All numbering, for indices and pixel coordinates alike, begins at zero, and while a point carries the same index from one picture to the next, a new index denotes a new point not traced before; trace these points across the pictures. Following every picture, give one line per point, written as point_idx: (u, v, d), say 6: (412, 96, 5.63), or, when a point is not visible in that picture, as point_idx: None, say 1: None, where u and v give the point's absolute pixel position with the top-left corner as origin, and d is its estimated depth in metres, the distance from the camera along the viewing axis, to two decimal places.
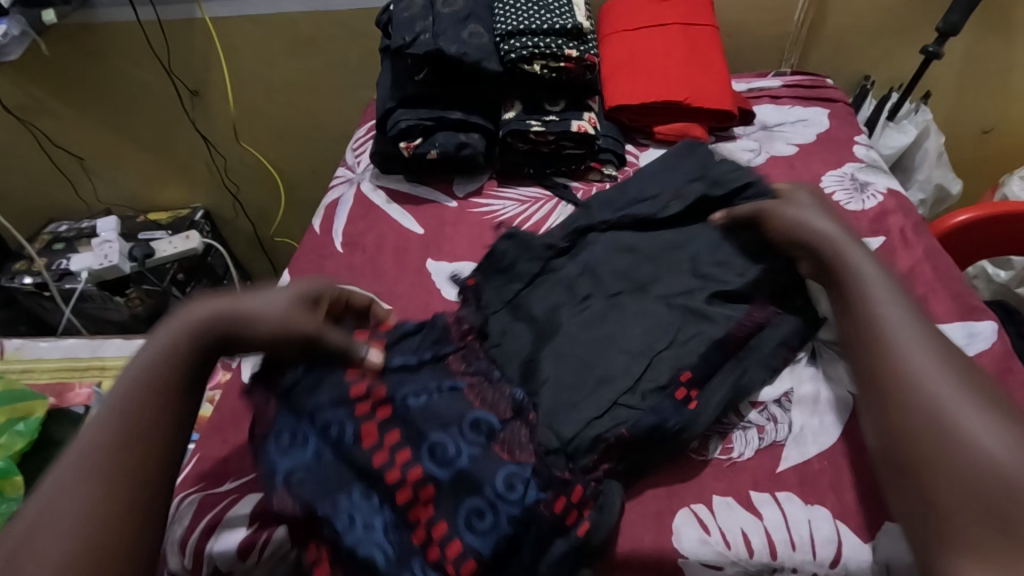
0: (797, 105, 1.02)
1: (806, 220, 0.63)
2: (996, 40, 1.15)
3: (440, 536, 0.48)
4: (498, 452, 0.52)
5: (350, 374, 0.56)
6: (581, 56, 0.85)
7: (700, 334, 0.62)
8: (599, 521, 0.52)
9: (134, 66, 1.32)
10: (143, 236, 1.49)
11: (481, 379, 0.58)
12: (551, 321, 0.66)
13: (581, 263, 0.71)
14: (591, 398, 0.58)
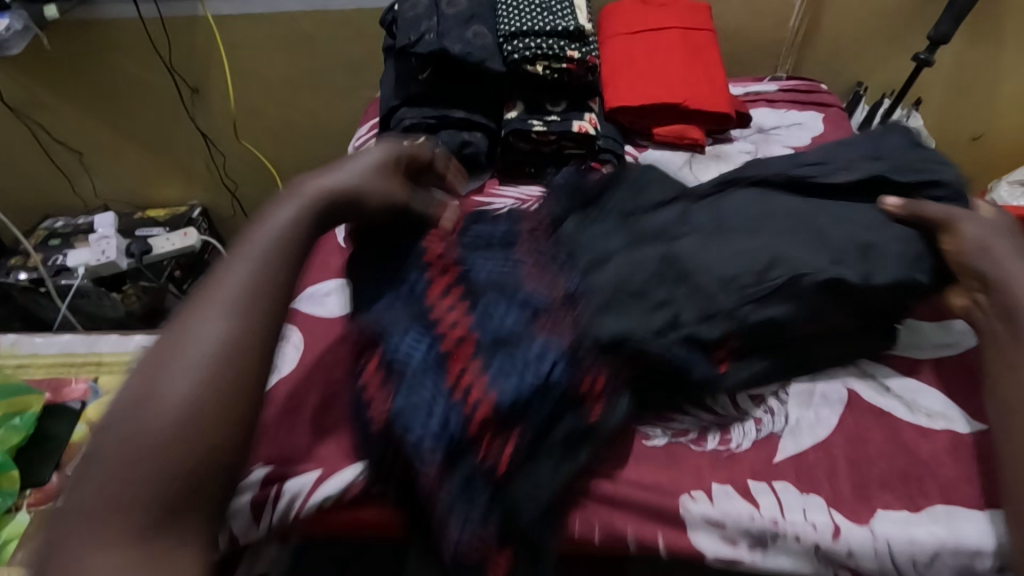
0: (792, 108, 1.04)
1: (991, 244, 0.61)
2: (985, 48, 1.18)
3: (473, 373, 0.55)
4: (541, 324, 0.58)
5: (431, 240, 0.67)
6: (583, 58, 0.87)
7: (777, 295, 0.59)
8: (609, 413, 0.57)
9: (135, 62, 1.32)
10: (141, 233, 1.49)
11: (548, 262, 0.66)
12: (641, 227, 0.68)
13: (713, 204, 0.70)
14: (642, 312, 0.60)
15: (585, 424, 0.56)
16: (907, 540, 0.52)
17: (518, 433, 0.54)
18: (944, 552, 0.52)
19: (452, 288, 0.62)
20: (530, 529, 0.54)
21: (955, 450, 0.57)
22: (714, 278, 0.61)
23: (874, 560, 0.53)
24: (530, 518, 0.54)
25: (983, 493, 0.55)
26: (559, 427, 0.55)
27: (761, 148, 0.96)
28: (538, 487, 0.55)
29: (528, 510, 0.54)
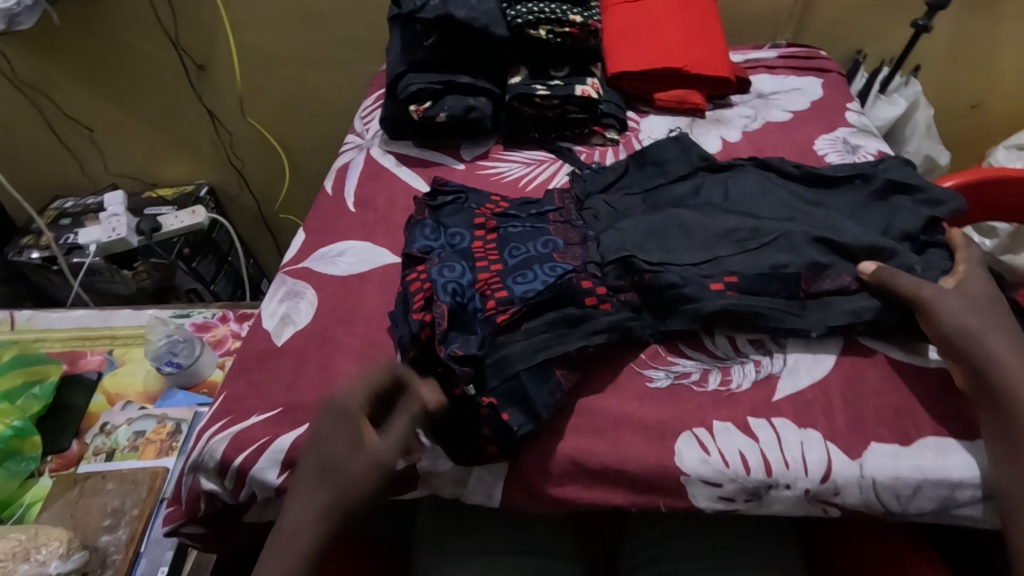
0: (791, 74, 1.06)
1: (968, 325, 0.57)
2: (982, 15, 1.19)
3: (491, 279, 0.66)
4: (555, 256, 0.68)
5: (478, 212, 0.76)
6: (585, 22, 0.89)
7: (776, 245, 0.66)
8: (609, 315, 0.64)
9: (143, 39, 1.34)
10: (150, 212, 1.51)
11: (565, 223, 0.74)
12: (653, 196, 0.78)
13: (722, 178, 0.78)
14: (642, 243, 0.68)
15: (580, 315, 0.63)
16: (895, 458, 0.56)
17: (519, 310, 0.63)
18: (927, 485, 0.56)
19: (488, 234, 0.72)
20: (515, 385, 0.59)
21: (944, 387, 0.60)
22: (712, 233, 0.69)
23: (861, 490, 0.56)
24: (519, 373, 0.59)
25: (968, 428, 0.57)
26: (555, 316, 0.63)
27: (761, 113, 0.97)
28: (529, 352, 0.60)
29: (520, 364, 0.59)
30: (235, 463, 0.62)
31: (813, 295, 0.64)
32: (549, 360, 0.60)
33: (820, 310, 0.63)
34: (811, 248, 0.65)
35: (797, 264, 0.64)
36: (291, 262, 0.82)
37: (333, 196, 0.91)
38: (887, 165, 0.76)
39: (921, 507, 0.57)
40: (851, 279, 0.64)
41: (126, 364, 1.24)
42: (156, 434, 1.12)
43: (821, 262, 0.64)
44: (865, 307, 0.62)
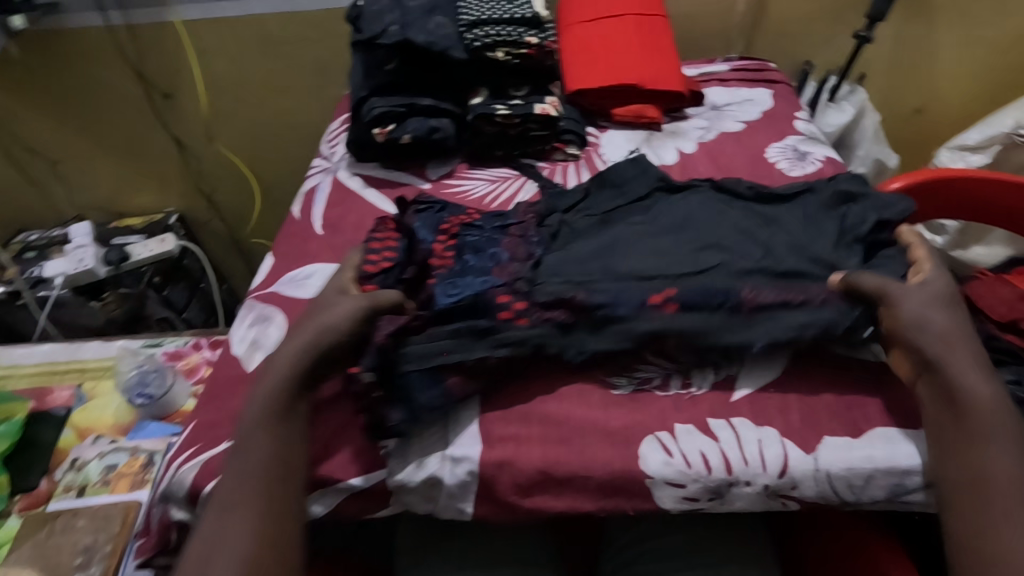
0: (743, 86, 1.10)
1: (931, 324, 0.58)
2: (920, 23, 1.26)
3: (431, 280, 0.68)
4: (496, 272, 0.69)
5: (446, 218, 0.78)
6: (541, 43, 0.92)
7: (723, 265, 0.67)
8: (526, 332, 0.63)
9: (104, 70, 1.34)
10: (118, 241, 1.49)
11: (520, 239, 0.74)
12: (611, 214, 0.79)
13: (680, 198, 0.79)
14: (586, 264, 0.70)
15: (489, 327, 0.63)
16: (847, 450, 0.59)
17: (431, 314, 0.64)
18: (878, 476, 0.58)
19: (449, 239, 0.74)
20: (404, 383, 0.61)
21: (892, 382, 0.63)
22: (652, 254, 0.70)
23: (816, 483, 0.59)
24: (410, 373, 0.61)
25: (916, 417, 0.61)
26: (461, 324, 0.63)
27: (715, 124, 1.01)
28: (428, 354, 0.62)
29: (412, 365, 0.61)
30: (204, 490, 0.62)
31: (756, 309, 0.64)
32: (443, 367, 0.61)
33: (763, 323, 0.63)
34: (752, 273, 0.66)
35: (740, 283, 0.65)
36: (260, 286, 0.82)
37: (301, 220, 0.92)
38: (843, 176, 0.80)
39: (875, 496, 0.59)
40: (795, 291, 0.64)
41: (95, 399, 1.22)
42: (129, 467, 1.09)
43: (759, 282, 0.65)
44: (810, 324, 0.62)
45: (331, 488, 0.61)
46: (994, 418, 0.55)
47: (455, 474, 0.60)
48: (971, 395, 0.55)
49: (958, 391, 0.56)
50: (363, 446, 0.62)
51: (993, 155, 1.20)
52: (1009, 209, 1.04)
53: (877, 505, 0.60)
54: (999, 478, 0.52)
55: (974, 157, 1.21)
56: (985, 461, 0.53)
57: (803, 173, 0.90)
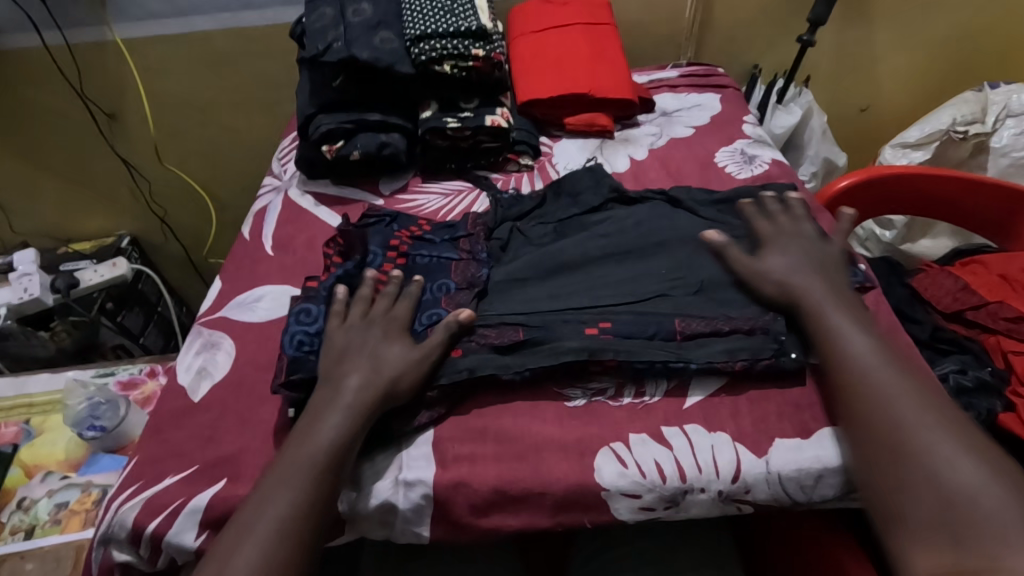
0: (692, 92, 1.12)
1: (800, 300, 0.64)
2: (859, 27, 1.30)
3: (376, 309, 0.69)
4: (442, 301, 0.69)
5: (395, 234, 0.78)
6: (488, 56, 0.91)
7: (663, 298, 0.69)
8: (460, 362, 0.63)
9: (45, 92, 1.29)
10: (65, 268, 1.43)
11: (469, 257, 0.75)
12: (560, 230, 0.80)
13: (626, 211, 0.80)
14: (531, 291, 0.71)
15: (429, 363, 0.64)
16: (797, 450, 0.60)
17: None
18: (827, 475, 0.59)
19: (398, 258, 0.75)
20: None
21: None
22: (591, 282, 0.71)
23: (769, 484, 0.59)
24: None
25: None
26: None
27: (665, 130, 1.03)
28: None
29: None
30: (147, 530, 0.59)
31: (685, 337, 0.65)
32: None
33: (694, 348, 0.64)
34: (685, 300, 0.68)
35: (671, 313, 0.67)
36: (208, 311, 0.80)
37: (251, 241, 0.90)
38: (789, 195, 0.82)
39: (825, 495, 0.60)
40: (723, 322, 0.66)
41: (44, 433, 1.16)
42: (80, 504, 1.03)
43: (691, 313, 0.67)
44: (736, 348, 0.63)
45: None
46: (871, 353, 0.59)
47: (408, 498, 0.59)
48: (850, 337, 0.61)
49: (840, 336, 0.61)
50: None
51: (932, 151, 1.24)
52: (946, 201, 1.07)
53: (827, 503, 0.61)
54: (898, 401, 0.56)
55: (915, 154, 1.25)
56: (875, 393, 0.57)
57: (750, 175, 0.92)
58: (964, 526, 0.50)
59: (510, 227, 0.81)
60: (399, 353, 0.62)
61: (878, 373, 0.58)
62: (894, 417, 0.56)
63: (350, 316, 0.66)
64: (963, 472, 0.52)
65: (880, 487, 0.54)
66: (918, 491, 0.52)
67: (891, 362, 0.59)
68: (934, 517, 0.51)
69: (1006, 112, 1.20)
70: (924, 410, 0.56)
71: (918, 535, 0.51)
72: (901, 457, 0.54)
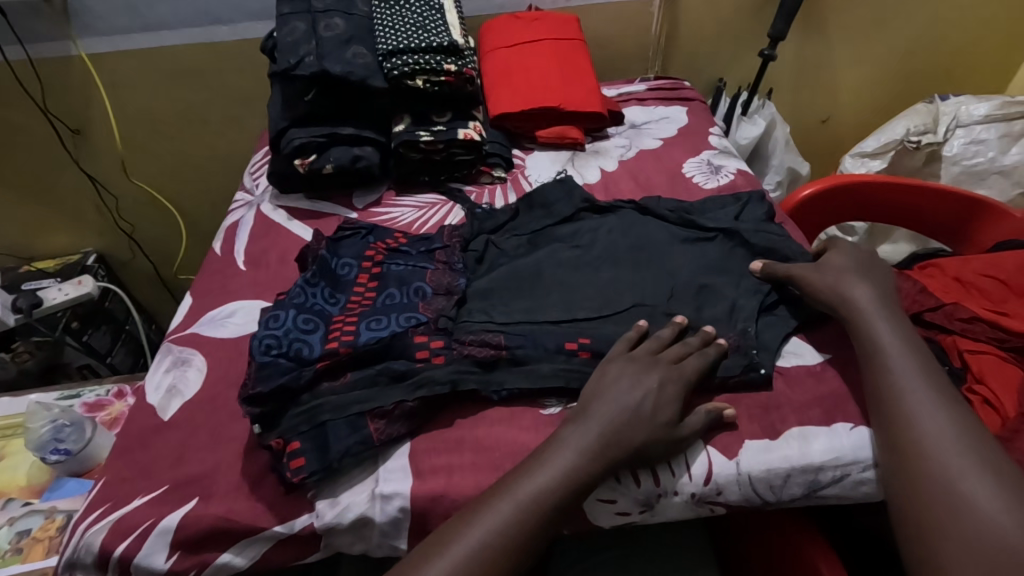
0: (659, 105, 1.15)
1: (856, 312, 0.66)
2: (818, 42, 1.35)
3: (353, 318, 0.69)
4: (419, 306, 0.70)
5: (372, 247, 0.79)
6: (460, 70, 0.92)
7: (641, 309, 0.70)
8: (438, 370, 0.64)
9: (6, 107, 1.26)
10: (28, 286, 1.39)
11: (445, 267, 0.77)
12: (539, 239, 0.81)
13: (597, 220, 0.82)
14: (518, 301, 0.72)
15: (406, 369, 0.64)
16: (765, 449, 0.61)
17: (353, 354, 0.64)
18: (794, 474, 0.61)
19: (373, 268, 0.76)
20: (323, 432, 0.60)
21: (805, 379, 0.66)
22: (571, 293, 0.72)
23: (740, 484, 0.61)
24: (327, 422, 0.60)
25: (826, 412, 0.64)
26: (377, 370, 0.64)
27: (634, 142, 1.05)
28: (345, 403, 0.61)
29: (330, 415, 0.61)
30: (115, 553, 0.58)
31: None
32: (362, 412, 0.61)
33: None
34: (658, 305, 0.70)
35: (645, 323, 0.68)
36: (178, 328, 0.78)
37: (222, 256, 0.89)
38: (751, 209, 0.85)
39: (793, 493, 0.62)
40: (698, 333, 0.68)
41: (6, 458, 1.12)
42: (44, 531, 0.99)
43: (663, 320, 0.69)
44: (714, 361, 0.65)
45: (255, 536, 0.59)
46: (915, 377, 0.60)
47: (384, 511, 0.59)
48: (898, 360, 0.61)
49: (886, 356, 0.62)
50: (285, 488, 0.60)
51: (889, 160, 1.30)
52: (907, 208, 1.11)
53: (796, 502, 0.63)
54: (936, 425, 0.57)
55: (873, 163, 1.30)
56: (913, 415, 0.58)
57: (717, 185, 0.94)
58: (980, 556, 0.50)
59: (485, 239, 0.82)
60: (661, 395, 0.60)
61: (915, 387, 0.59)
62: (925, 433, 0.57)
63: (293, 320, 0.67)
64: (992, 503, 0.52)
65: (904, 506, 0.55)
66: (946, 507, 0.53)
67: (936, 389, 0.59)
68: (964, 534, 0.51)
69: (956, 123, 1.26)
70: (963, 440, 0.56)
71: (948, 548, 0.52)
72: (927, 472, 0.55)
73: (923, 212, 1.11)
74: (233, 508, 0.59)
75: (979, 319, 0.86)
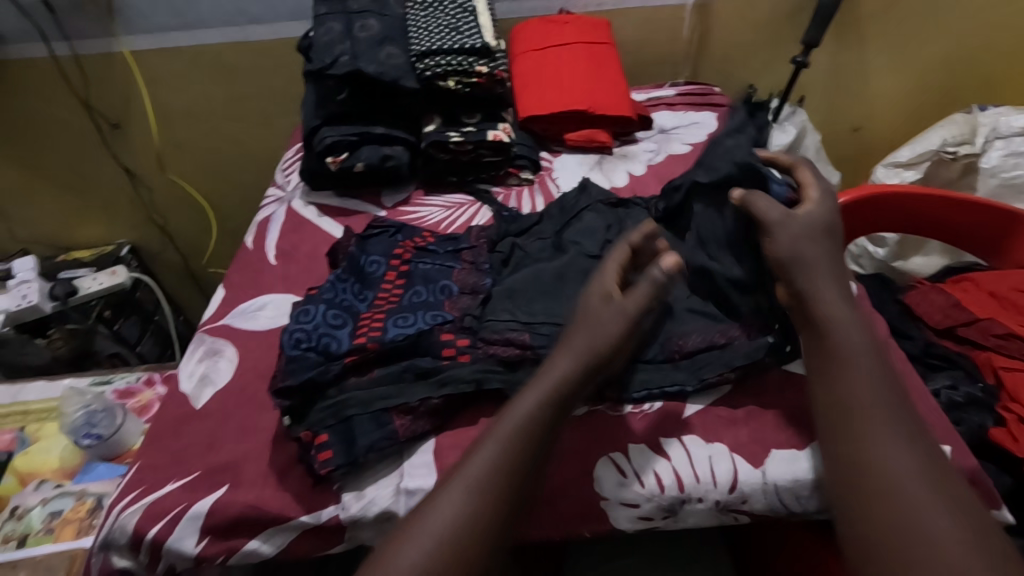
0: (689, 110, 1.14)
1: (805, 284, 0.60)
2: (852, 49, 1.33)
3: (380, 315, 0.70)
4: (445, 305, 0.71)
5: (401, 245, 0.80)
6: (491, 72, 0.93)
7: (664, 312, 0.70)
8: (461, 370, 0.64)
9: (49, 100, 1.31)
10: (64, 275, 1.44)
11: (471, 267, 0.77)
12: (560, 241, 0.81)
13: (622, 223, 0.82)
14: (541, 303, 0.71)
15: (432, 366, 0.65)
16: (793, 458, 0.61)
17: (380, 350, 0.65)
18: None
19: (400, 266, 0.77)
20: (349, 427, 0.61)
21: None
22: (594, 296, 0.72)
23: (765, 494, 0.60)
24: (352, 418, 0.61)
25: None
26: (403, 366, 0.65)
27: (663, 147, 1.05)
28: (371, 398, 0.62)
29: (356, 409, 0.62)
30: (148, 535, 0.60)
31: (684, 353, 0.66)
32: (387, 408, 0.62)
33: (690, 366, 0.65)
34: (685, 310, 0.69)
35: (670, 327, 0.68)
36: (211, 319, 0.80)
37: (254, 250, 0.91)
38: (730, 141, 0.72)
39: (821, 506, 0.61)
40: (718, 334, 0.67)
41: (40, 441, 1.15)
42: (75, 513, 1.02)
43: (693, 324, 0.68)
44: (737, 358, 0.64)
45: (282, 525, 0.60)
46: (875, 389, 0.55)
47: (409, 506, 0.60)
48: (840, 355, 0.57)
49: (848, 361, 0.56)
50: (312, 480, 0.61)
51: (923, 171, 1.27)
52: (939, 219, 1.09)
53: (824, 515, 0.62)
54: (895, 444, 0.52)
55: (907, 173, 1.28)
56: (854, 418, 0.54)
57: None
58: None
59: (512, 240, 0.82)
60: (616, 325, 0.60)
61: (850, 386, 0.55)
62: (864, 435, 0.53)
63: (322, 314, 0.68)
64: (951, 537, 0.47)
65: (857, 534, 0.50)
66: (897, 518, 0.48)
67: (898, 405, 0.54)
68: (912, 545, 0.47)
69: (995, 134, 1.22)
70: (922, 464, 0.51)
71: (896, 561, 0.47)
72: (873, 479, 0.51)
73: (959, 223, 1.09)
74: (261, 497, 0.61)
75: (1016, 335, 0.86)
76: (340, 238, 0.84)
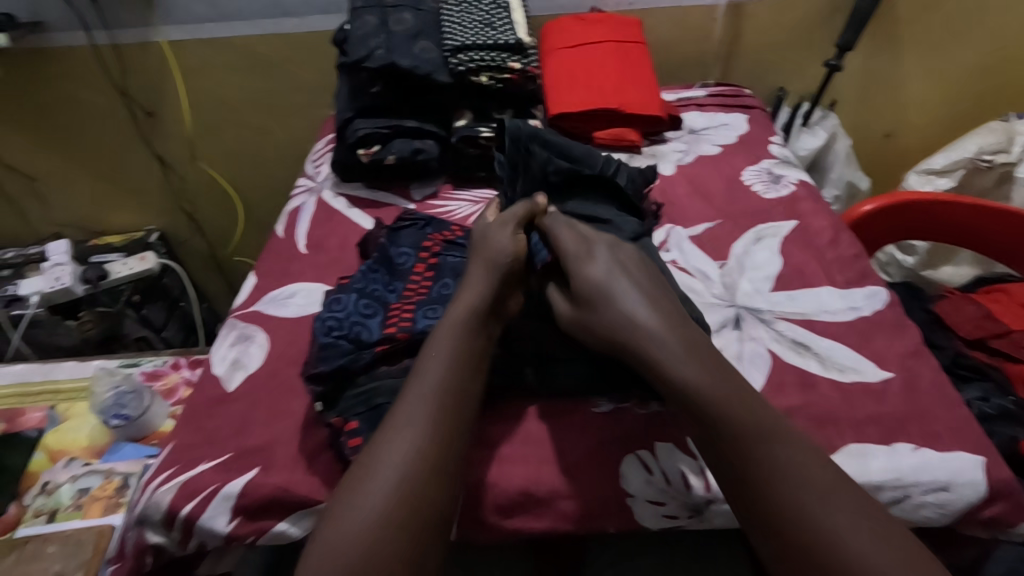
0: (719, 111, 1.13)
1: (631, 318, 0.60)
2: (887, 53, 1.31)
3: (409, 305, 0.71)
4: None
5: (430, 237, 0.81)
6: (524, 68, 0.94)
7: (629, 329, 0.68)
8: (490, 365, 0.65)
9: (86, 88, 1.34)
10: (96, 259, 1.47)
11: None
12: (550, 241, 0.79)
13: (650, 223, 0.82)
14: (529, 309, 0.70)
15: None
16: None
17: (409, 341, 0.66)
18: None
19: (430, 259, 0.78)
20: (379, 414, 0.62)
21: (864, 396, 0.65)
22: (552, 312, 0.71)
23: None
24: (382, 405, 0.62)
25: (886, 431, 0.63)
26: None
27: (693, 147, 1.04)
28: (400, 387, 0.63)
29: (386, 398, 0.62)
30: (181, 513, 0.61)
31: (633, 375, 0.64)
32: None
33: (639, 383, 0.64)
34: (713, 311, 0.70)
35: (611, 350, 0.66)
36: (243, 305, 0.82)
37: (285, 239, 0.92)
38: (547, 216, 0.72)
39: None
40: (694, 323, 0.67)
41: (69, 420, 1.17)
42: (102, 490, 1.04)
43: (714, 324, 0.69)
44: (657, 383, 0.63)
45: (312, 508, 0.61)
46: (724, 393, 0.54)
47: None
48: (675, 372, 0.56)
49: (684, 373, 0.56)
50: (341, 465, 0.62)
51: (957, 179, 1.25)
52: (973, 229, 1.07)
53: None
54: (772, 449, 0.51)
55: (940, 181, 1.26)
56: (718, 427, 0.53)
57: (777, 196, 0.93)
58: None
59: None
60: (507, 243, 0.66)
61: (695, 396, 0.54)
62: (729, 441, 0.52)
63: (354, 304, 0.70)
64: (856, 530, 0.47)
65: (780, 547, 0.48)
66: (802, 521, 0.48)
67: (758, 418, 0.53)
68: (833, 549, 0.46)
69: None
70: (813, 482, 0.50)
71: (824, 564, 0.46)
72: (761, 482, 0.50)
73: (995, 235, 1.06)
74: (291, 480, 0.62)
75: None
76: (373, 229, 0.86)
